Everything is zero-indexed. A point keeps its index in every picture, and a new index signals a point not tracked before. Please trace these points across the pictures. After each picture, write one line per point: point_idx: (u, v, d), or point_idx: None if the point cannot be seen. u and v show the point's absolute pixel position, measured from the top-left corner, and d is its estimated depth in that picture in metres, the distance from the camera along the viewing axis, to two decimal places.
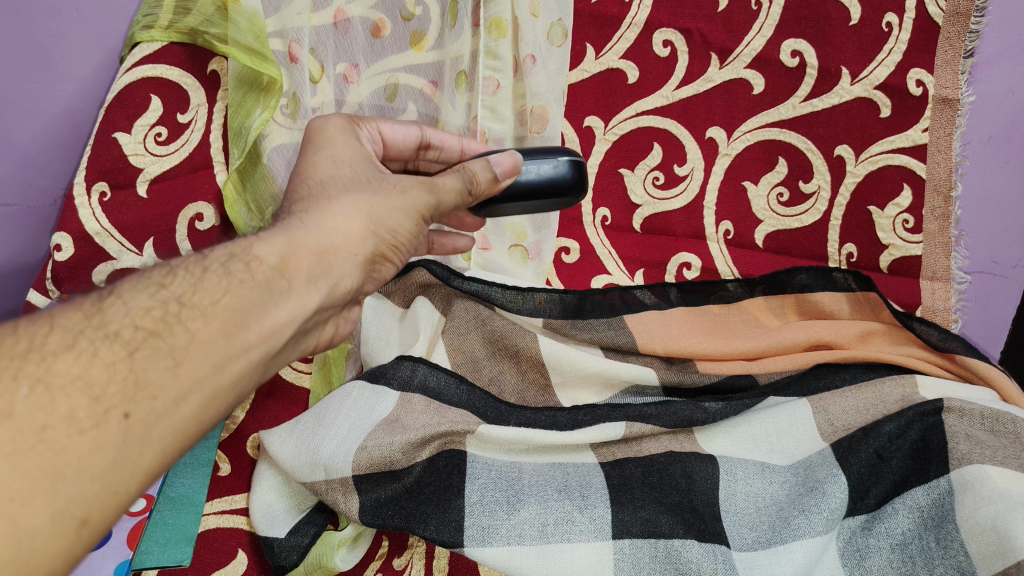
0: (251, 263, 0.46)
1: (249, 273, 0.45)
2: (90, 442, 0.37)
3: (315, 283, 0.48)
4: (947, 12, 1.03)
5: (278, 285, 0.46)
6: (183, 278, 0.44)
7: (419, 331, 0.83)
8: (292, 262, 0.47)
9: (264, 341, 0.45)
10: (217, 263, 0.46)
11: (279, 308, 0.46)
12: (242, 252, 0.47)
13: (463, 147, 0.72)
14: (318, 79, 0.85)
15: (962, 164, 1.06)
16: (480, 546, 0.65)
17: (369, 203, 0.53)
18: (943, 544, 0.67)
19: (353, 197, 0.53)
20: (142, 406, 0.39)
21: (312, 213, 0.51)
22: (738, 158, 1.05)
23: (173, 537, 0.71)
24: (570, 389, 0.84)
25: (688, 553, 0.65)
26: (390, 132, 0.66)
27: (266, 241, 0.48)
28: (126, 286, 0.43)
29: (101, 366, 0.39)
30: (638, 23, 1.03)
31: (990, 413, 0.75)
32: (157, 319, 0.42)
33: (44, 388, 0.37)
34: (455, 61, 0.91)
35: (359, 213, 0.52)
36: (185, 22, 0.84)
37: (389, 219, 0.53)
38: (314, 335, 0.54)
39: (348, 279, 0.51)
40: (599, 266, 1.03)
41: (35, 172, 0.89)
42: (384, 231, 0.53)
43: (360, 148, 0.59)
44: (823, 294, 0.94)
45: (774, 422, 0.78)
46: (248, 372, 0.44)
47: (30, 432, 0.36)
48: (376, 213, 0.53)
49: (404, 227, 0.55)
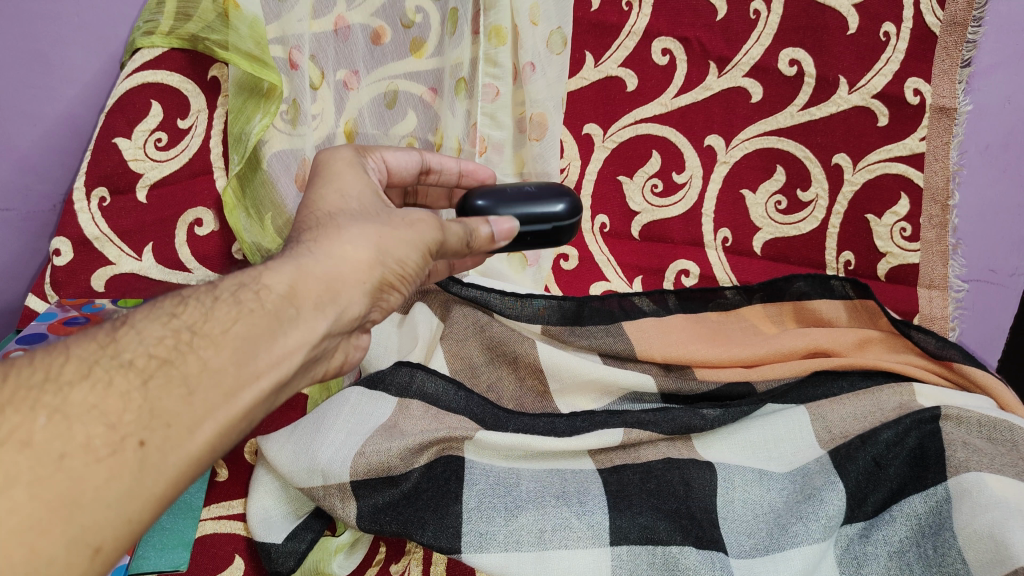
0: (260, 292, 0.46)
1: (259, 302, 0.46)
2: (106, 470, 0.38)
3: (322, 310, 0.48)
4: (944, 22, 1.03)
5: (287, 313, 0.46)
6: (194, 307, 0.44)
7: (417, 337, 0.84)
8: (300, 290, 0.47)
9: (274, 367, 0.45)
10: (227, 292, 0.46)
11: (287, 335, 0.45)
12: (251, 281, 0.47)
13: (461, 170, 0.73)
14: (318, 85, 0.84)
15: (958, 173, 1.06)
16: (478, 552, 0.65)
17: (377, 234, 0.52)
18: (939, 552, 0.67)
19: (362, 227, 0.52)
20: (158, 433, 0.39)
21: (320, 241, 0.50)
22: (735, 166, 1.06)
23: (170, 542, 0.69)
24: (567, 396, 0.84)
25: (686, 559, 0.65)
26: (394, 159, 0.65)
27: (275, 269, 0.48)
28: (138, 316, 0.44)
29: (115, 395, 0.39)
30: (637, 31, 1.03)
31: (986, 420, 0.75)
32: (170, 347, 0.42)
33: (61, 418, 0.38)
34: (455, 68, 0.92)
35: (367, 242, 0.51)
36: (186, 28, 0.83)
37: (396, 249, 0.53)
38: (323, 362, 0.54)
39: (354, 307, 0.50)
40: (598, 273, 1.04)
41: (35, 177, 0.89)
42: (391, 261, 0.52)
43: (369, 180, 0.59)
44: (821, 302, 0.94)
45: (771, 430, 0.78)
46: (260, 400, 0.44)
47: (48, 460, 0.37)
48: (384, 244, 0.52)
49: (412, 259, 0.53)
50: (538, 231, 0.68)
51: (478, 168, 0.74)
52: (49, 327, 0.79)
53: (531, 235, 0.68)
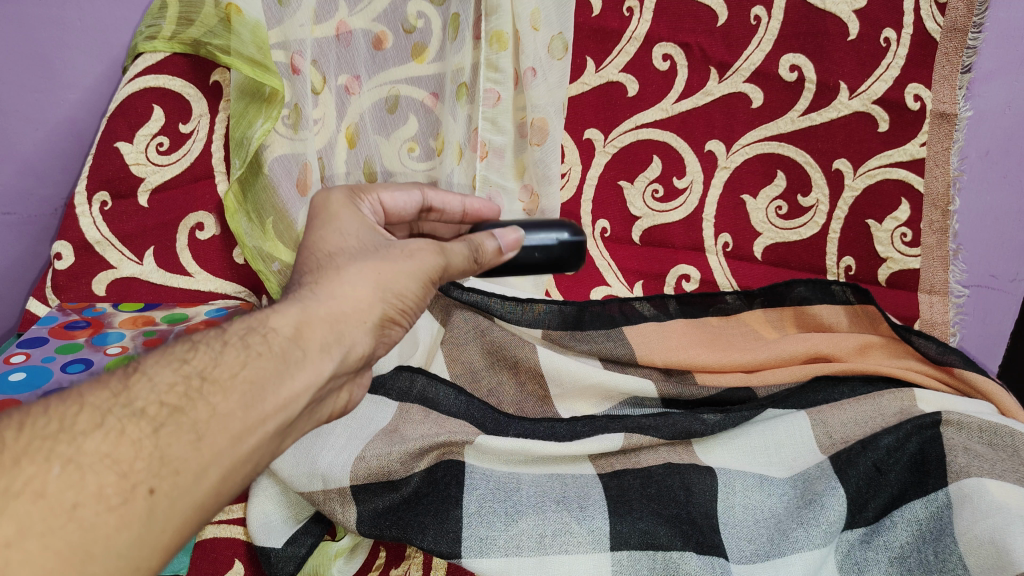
0: (268, 335, 0.46)
1: (266, 345, 0.46)
2: (117, 518, 0.38)
3: (328, 351, 0.48)
4: (944, 28, 1.02)
5: (294, 355, 0.46)
6: (204, 353, 0.44)
7: (418, 342, 0.86)
8: (306, 332, 0.48)
9: (280, 410, 0.45)
10: (236, 336, 0.46)
11: (294, 377, 0.46)
12: (259, 324, 0.47)
13: (465, 207, 0.72)
14: (319, 89, 0.84)
15: (959, 178, 1.07)
16: (478, 556, 0.64)
17: (377, 270, 0.52)
18: (940, 557, 0.67)
19: (361, 265, 0.52)
20: (167, 481, 0.39)
21: (322, 282, 0.51)
22: (736, 172, 1.06)
23: None
24: (568, 400, 0.84)
25: (687, 565, 0.64)
26: (390, 199, 0.65)
27: (281, 311, 0.48)
28: (150, 361, 0.44)
29: (128, 443, 0.39)
30: (637, 37, 1.02)
31: (988, 426, 0.76)
32: (181, 394, 0.42)
33: (74, 467, 0.38)
34: (456, 74, 0.91)
35: (368, 282, 0.52)
36: (187, 33, 0.82)
37: (397, 283, 0.53)
38: (327, 403, 0.54)
39: (359, 345, 0.51)
40: (599, 278, 1.05)
41: (36, 181, 0.90)
42: (392, 296, 0.52)
43: (370, 225, 0.58)
44: (821, 306, 0.95)
45: (772, 434, 0.78)
46: (264, 442, 0.44)
47: (61, 510, 0.36)
48: (384, 280, 0.52)
49: (412, 290, 0.54)
50: (544, 246, 0.66)
51: (482, 204, 0.73)
52: (50, 330, 0.78)
53: (537, 251, 0.66)
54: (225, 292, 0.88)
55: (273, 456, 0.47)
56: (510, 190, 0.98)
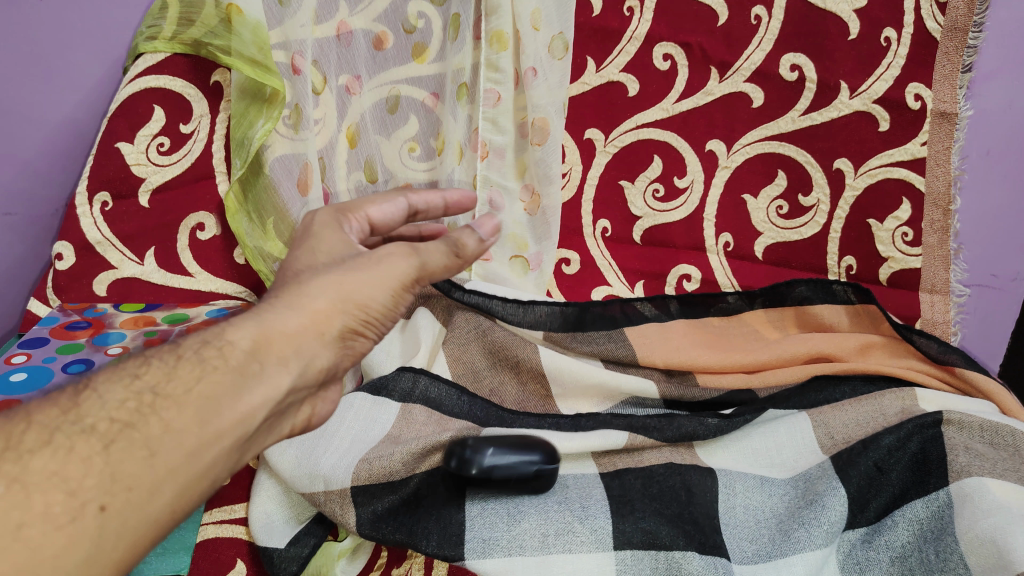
0: (224, 349, 0.46)
1: (222, 359, 0.45)
2: (65, 537, 0.38)
3: (286, 365, 0.47)
4: (945, 28, 1.03)
5: (250, 369, 0.45)
6: (157, 367, 0.44)
7: (420, 343, 0.85)
8: (263, 346, 0.47)
9: (237, 425, 0.44)
10: (191, 350, 0.45)
11: (251, 391, 0.45)
12: (214, 338, 0.46)
13: (447, 201, 0.65)
14: (320, 89, 0.84)
15: (960, 177, 1.07)
16: (481, 558, 0.64)
17: (339, 281, 0.50)
18: (942, 557, 0.66)
19: (323, 278, 0.50)
20: (118, 498, 0.40)
21: (281, 296, 0.49)
22: (737, 171, 1.06)
23: (173, 547, 0.69)
24: (569, 400, 0.84)
25: (689, 565, 0.63)
26: (377, 213, 0.61)
27: (237, 325, 0.47)
28: (102, 378, 0.44)
29: (77, 461, 0.40)
30: (638, 37, 1.02)
31: (989, 425, 0.76)
32: (132, 410, 0.42)
33: (20, 487, 0.38)
34: (456, 74, 0.91)
35: (327, 294, 0.49)
36: (188, 33, 0.82)
37: (359, 292, 0.50)
38: (288, 419, 0.52)
39: (320, 359, 0.49)
40: (600, 278, 1.06)
41: (38, 182, 0.90)
42: (354, 307, 0.49)
43: (348, 244, 0.56)
44: (823, 306, 0.94)
45: (773, 436, 0.79)
46: (221, 457, 0.44)
47: (5, 530, 0.37)
48: (346, 290, 0.50)
49: (377, 300, 0.50)
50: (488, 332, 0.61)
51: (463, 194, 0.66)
52: (50, 330, 0.78)
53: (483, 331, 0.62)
54: (226, 292, 0.89)
55: (234, 471, 0.46)
56: (511, 190, 0.98)
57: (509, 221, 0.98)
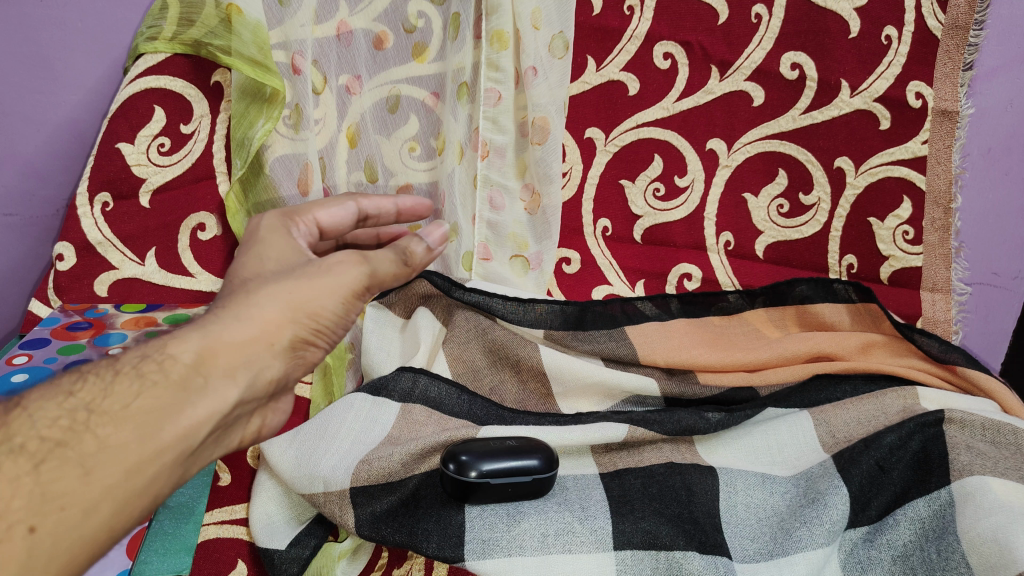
0: (165, 362, 0.46)
1: (163, 373, 0.45)
2: None
3: (234, 377, 0.48)
4: (946, 26, 1.02)
5: (194, 383, 0.46)
6: (92, 384, 0.45)
7: (420, 342, 0.85)
8: (209, 358, 0.47)
9: (181, 439, 0.45)
10: (129, 365, 0.46)
11: (195, 405, 0.46)
12: (156, 351, 0.47)
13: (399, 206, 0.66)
14: (320, 89, 0.85)
15: (961, 176, 1.07)
16: (481, 559, 0.64)
17: (289, 290, 0.50)
18: (944, 556, 0.66)
19: (273, 287, 0.50)
20: (49, 518, 0.40)
21: (230, 306, 0.49)
22: (738, 170, 1.06)
23: (173, 547, 0.65)
24: (570, 398, 0.84)
25: (689, 564, 0.63)
26: (326, 217, 0.61)
27: (181, 338, 0.47)
28: (34, 397, 0.45)
29: (4, 482, 0.40)
30: (638, 36, 1.02)
31: (991, 424, 0.76)
32: (64, 428, 0.43)
33: None
34: (456, 73, 0.90)
35: (278, 302, 0.50)
36: (188, 34, 0.82)
37: (312, 301, 0.51)
38: (238, 429, 0.53)
39: (270, 369, 0.50)
40: (600, 277, 1.06)
41: (38, 182, 0.91)
42: (305, 316, 0.50)
43: (299, 250, 0.56)
44: (824, 305, 0.94)
45: (774, 435, 0.79)
46: (163, 472, 0.45)
47: None
48: (297, 299, 0.50)
49: (329, 307, 0.52)
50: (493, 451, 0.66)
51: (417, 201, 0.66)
52: (53, 331, 0.79)
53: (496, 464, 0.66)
54: None
55: (177, 484, 0.47)
56: (511, 189, 0.98)
57: (510, 221, 0.98)
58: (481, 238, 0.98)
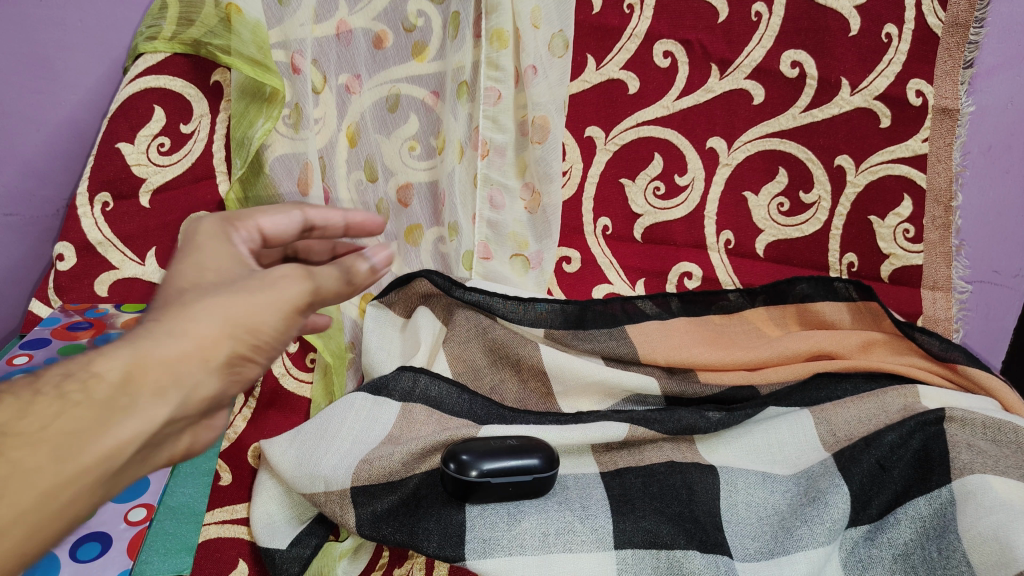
0: (88, 379, 0.35)
1: (86, 392, 0.35)
2: None
3: (169, 398, 0.37)
4: (946, 23, 1.02)
5: (123, 404, 0.36)
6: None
7: (419, 342, 0.85)
8: (139, 376, 0.36)
9: (107, 467, 0.35)
10: (46, 383, 0.35)
11: (125, 432, 0.36)
12: (79, 366, 0.36)
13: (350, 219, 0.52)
14: (320, 89, 0.85)
15: (961, 173, 1.07)
16: (482, 558, 0.64)
17: (227, 304, 0.39)
18: (944, 555, 0.66)
19: (213, 297, 0.40)
20: None
21: (164, 317, 0.38)
22: (738, 168, 1.06)
23: (173, 547, 0.65)
24: (570, 397, 0.84)
25: (691, 564, 0.63)
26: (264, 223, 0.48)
27: (107, 350, 0.36)
28: None
29: None
30: (638, 34, 1.02)
31: (992, 423, 0.75)
32: None
33: None
34: (456, 72, 0.91)
35: (217, 316, 0.39)
36: (188, 33, 0.82)
37: (254, 317, 0.40)
38: (163, 447, 0.40)
39: (212, 389, 0.39)
40: (600, 276, 1.06)
41: (39, 182, 0.91)
42: (248, 333, 0.40)
43: (241, 262, 0.45)
44: (824, 303, 0.94)
45: (775, 433, 0.78)
46: (87, 503, 0.35)
47: None
48: (242, 313, 0.40)
49: (274, 324, 0.41)
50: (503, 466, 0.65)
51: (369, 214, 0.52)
52: (53, 330, 0.79)
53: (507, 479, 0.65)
54: None
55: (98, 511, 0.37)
56: (511, 188, 0.97)
57: (510, 220, 0.98)
58: (481, 238, 0.98)
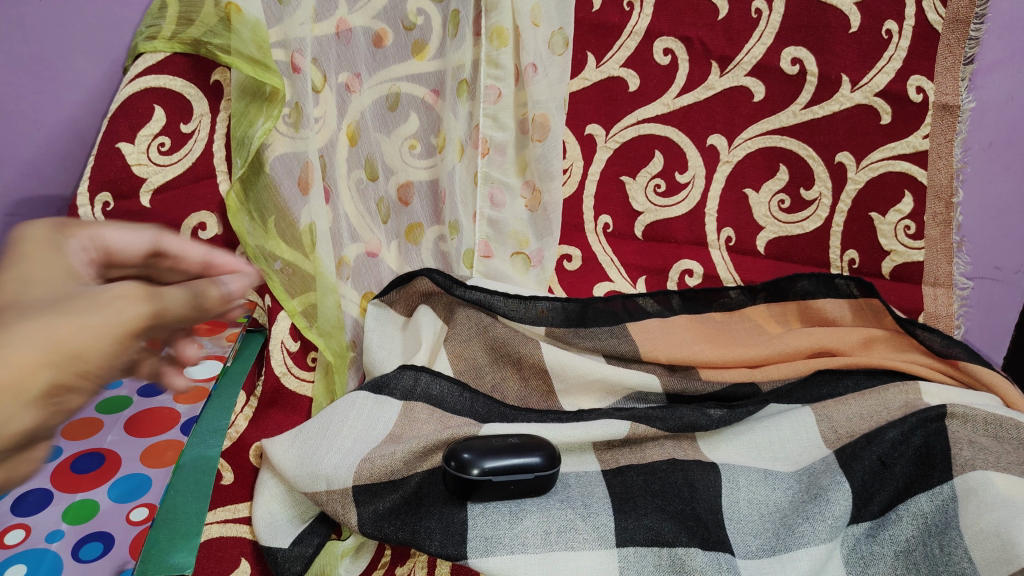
0: None
1: None
2: None
3: None
4: (947, 19, 1.02)
5: None
6: None
7: (420, 340, 0.85)
8: None
9: None
10: None
11: None
12: None
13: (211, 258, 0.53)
14: (320, 88, 0.84)
15: (961, 170, 1.07)
16: (484, 556, 0.64)
17: (47, 327, 0.38)
18: (946, 551, 0.66)
19: (32, 321, 0.38)
20: None
21: None
22: (738, 166, 1.06)
23: (179, 541, 0.64)
24: (571, 395, 0.84)
25: (692, 561, 0.63)
26: (114, 238, 0.49)
27: None
28: None
29: None
30: (638, 31, 1.01)
31: (993, 419, 0.76)
32: None
33: None
34: (456, 70, 0.91)
35: (35, 344, 0.37)
36: (188, 32, 0.82)
37: (78, 344, 0.38)
38: None
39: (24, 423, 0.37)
40: (601, 273, 1.06)
41: (39, 182, 0.90)
42: (73, 360, 0.38)
43: (73, 278, 0.44)
44: (825, 300, 0.94)
45: (776, 430, 0.79)
46: None
47: None
48: (64, 339, 0.38)
49: (103, 351, 0.39)
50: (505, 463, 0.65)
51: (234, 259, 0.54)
52: None
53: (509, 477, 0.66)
54: None
55: None
56: (511, 187, 0.98)
57: (510, 218, 0.98)
58: (481, 237, 0.99)
